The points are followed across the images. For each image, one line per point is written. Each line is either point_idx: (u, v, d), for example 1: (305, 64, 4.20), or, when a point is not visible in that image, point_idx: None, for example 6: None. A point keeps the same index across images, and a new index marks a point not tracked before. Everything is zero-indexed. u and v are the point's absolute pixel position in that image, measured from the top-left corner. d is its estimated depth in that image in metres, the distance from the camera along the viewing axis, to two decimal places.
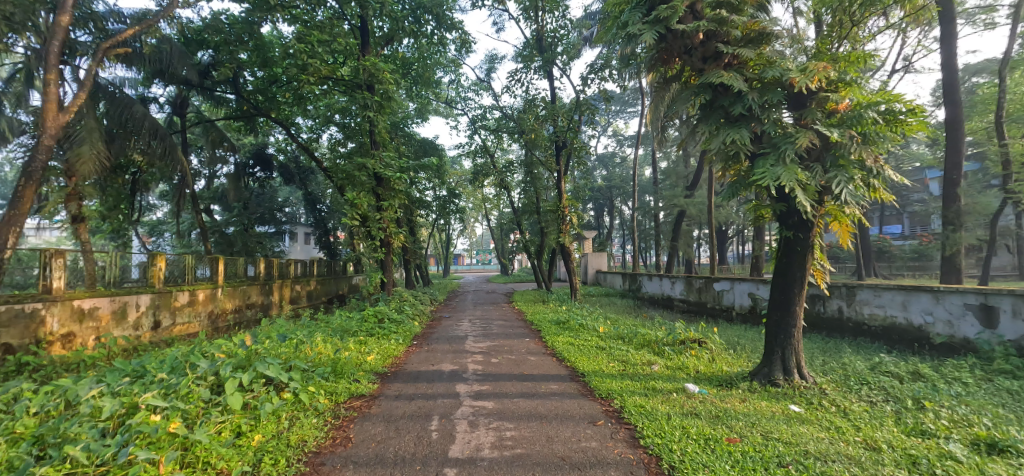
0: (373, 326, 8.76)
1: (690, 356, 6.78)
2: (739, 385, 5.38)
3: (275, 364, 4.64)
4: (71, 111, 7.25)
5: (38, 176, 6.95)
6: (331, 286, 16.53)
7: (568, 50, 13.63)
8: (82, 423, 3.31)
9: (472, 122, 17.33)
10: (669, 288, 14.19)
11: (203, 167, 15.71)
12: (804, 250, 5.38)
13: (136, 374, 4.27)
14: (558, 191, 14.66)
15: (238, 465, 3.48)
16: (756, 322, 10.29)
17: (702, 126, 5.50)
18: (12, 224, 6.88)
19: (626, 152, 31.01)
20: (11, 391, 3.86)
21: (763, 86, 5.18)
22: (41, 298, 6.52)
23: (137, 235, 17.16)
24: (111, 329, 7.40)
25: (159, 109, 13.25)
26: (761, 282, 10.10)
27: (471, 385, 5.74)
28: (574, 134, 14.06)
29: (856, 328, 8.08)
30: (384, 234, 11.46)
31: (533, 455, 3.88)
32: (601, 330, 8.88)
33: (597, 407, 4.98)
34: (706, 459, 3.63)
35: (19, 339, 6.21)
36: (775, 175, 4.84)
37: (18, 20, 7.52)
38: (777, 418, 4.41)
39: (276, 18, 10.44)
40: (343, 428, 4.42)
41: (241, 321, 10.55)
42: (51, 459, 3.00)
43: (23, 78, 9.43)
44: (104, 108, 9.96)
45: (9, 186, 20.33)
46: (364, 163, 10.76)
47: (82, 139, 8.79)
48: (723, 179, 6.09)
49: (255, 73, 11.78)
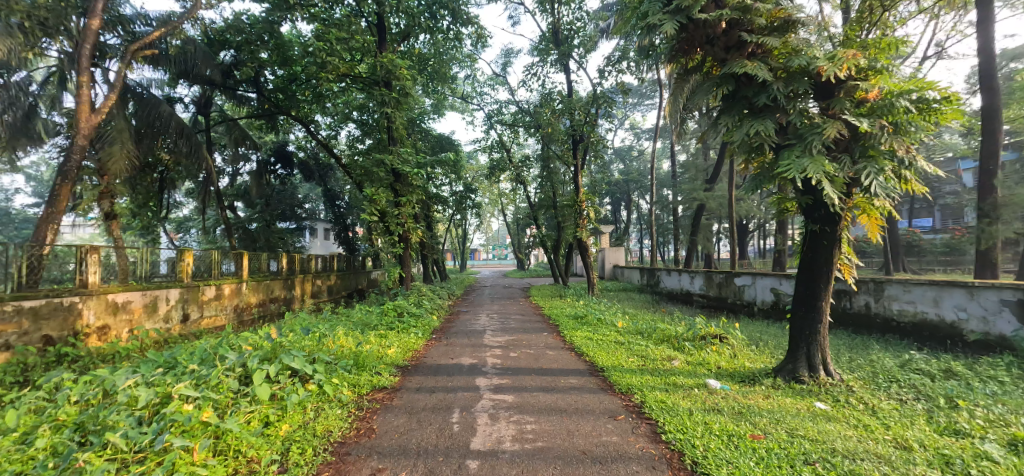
0: (392, 320, 8.89)
1: (711, 352, 6.72)
2: (762, 381, 5.29)
3: (300, 357, 4.75)
4: (103, 112, 7.51)
5: (72, 176, 7.25)
6: (350, 282, 16.77)
7: (585, 43, 13.47)
8: (119, 411, 3.41)
9: (488, 117, 17.42)
10: (688, 282, 14.04)
11: (226, 164, 16.26)
12: (831, 244, 5.25)
13: (168, 365, 4.43)
14: (575, 185, 14.53)
15: (268, 453, 3.58)
16: (779, 317, 10.08)
17: (724, 118, 5.40)
18: (50, 221, 7.28)
19: (643, 145, 30.81)
20: (53, 381, 4.02)
21: (789, 75, 5.06)
22: (78, 292, 6.70)
23: (164, 231, 17.69)
24: (143, 322, 7.65)
25: (184, 108, 13.63)
26: (785, 277, 9.89)
27: (490, 379, 5.78)
28: (591, 128, 13.88)
29: (884, 324, 7.88)
30: (402, 229, 11.58)
31: (555, 449, 3.89)
32: (618, 325, 8.84)
33: (618, 401, 4.96)
34: (729, 456, 3.60)
35: (58, 331, 6.41)
36: (801, 166, 4.73)
37: (51, 25, 7.82)
38: (803, 415, 4.33)
39: (294, 17, 10.81)
40: (367, 419, 4.49)
41: (264, 314, 10.86)
42: (92, 445, 3.11)
43: (56, 81, 9.79)
44: (133, 108, 10.25)
45: (49, 187, 21.33)
46: (382, 159, 10.88)
47: (113, 140, 9.04)
48: (745, 171, 6.03)
49: (275, 72, 11.98)
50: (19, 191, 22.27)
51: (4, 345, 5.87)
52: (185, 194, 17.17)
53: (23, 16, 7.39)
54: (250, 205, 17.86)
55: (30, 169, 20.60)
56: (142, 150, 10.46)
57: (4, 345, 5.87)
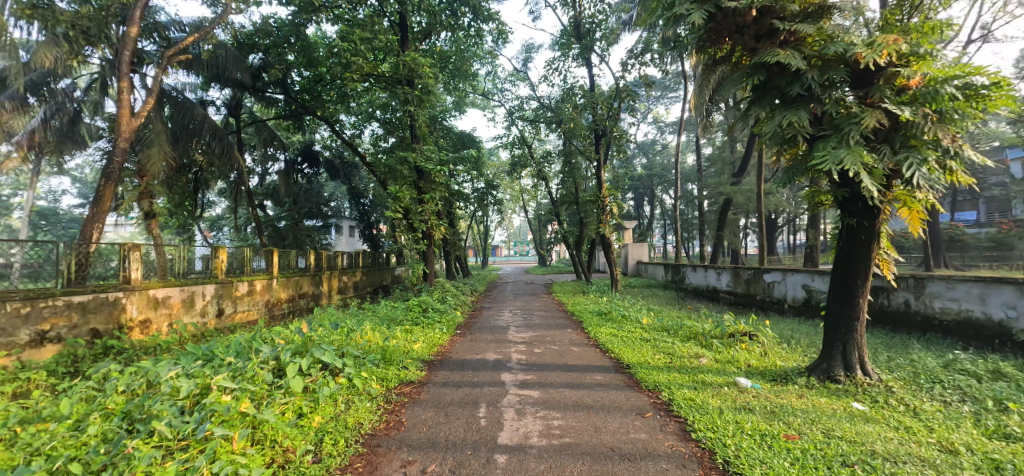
0: (417, 315, 9.01)
1: (741, 350, 6.58)
2: (795, 380, 5.16)
3: (330, 350, 4.87)
4: (142, 116, 7.81)
5: (115, 177, 7.57)
6: (375, 278, 17.03)
7: (607, 35, 13.28)
8: (163, 401, 3.54)
9: (509, 113, 17.41)
10: (714, 279, 13.78)
11: (256, 164, 16.68)
12: (869, 239, 5.07)
13: (206, 357, 4.59)
14: (597, 180, 14.38)
15: (303, 444, 3.67)
16: (811, 314, 9.80)
17: (755, 109, 5.25)
18: (95, 220, 7.60)
19: (667, 139, 30.32)
20: (102, 370, 4.22)
21: (823, 63, 4.90)
22: (121, 288, 6.98)
23: (198, 230, 18.31)
24: (182, 316, 7.94)
25: (216, 111, 14.04)
26: (817, 273, 9.60)
27: (515, 374, 5.80)
28: (614, 122, 13.67)
29: (924, 323, 7.60)
30: (426, 226, 11.69)
31: (583, 445, 3.88)
32: (643, 321, 8.74)
33: (645, 399, 4.91)
34: (763, 456, 3.53)
35: (105, 325, 6.69)
36: (837, 157, 4.59)
37: (94, 33, 8.13)
38: (840, 415, 4.21)
39: (320, 19, 11.00)
40: (395, 412, 4.56)
41: (294, 309, 11.14)
42: (140, 433, 3.24)
43: (98, 88, 10.20)
44: (169, 111, 10.64)
45: (93, 188, 22.35)
46: (405, 157, 10.98)
47: (152, 142, 9.40)
48: (775, 163, 5.86)
49: (302, 73, 12.25)
50: (65, 193, 23.39)
51: (56, 338, 6.13)
52: (217, 194, 17.71)
53: (68, 25, 7.75)
54: (279, 203, 18.30)
55: (75, 171, 21.51)
56: (177, 151, 10.82)
57: (56, 337, 6.13)
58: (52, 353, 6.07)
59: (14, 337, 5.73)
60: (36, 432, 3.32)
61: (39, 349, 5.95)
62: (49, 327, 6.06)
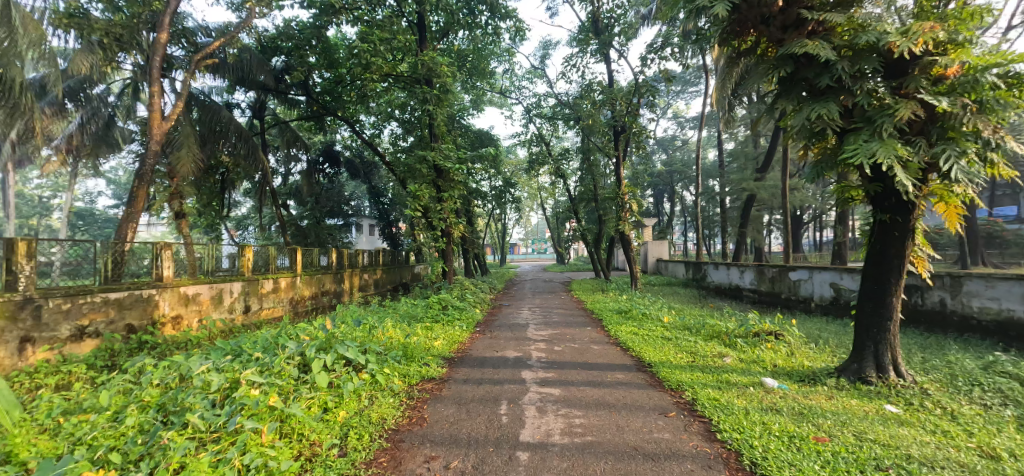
0: (437, 313, 9.07)
1: (766, 350, 6.45)
2: (824, 381, 5.04)
3: (353, 347, 4.94)
4: (172, 119, 8.04)
5: (147, 179, 7.80)
6: (395, 276, 17.20)
7: (626, 30, 13.13)
8: (195, 394, 3.64)
9: (527, 111, 17.39)
10: (737, 277, 13.53)
11: (279, 165, 17.01)
12: (903, 236, 4.90)
13: (235, 352, 4.71)
14: (616, 177, 14.23)
15: (329, 438, 3.74)
16: (840, 313, 9.55)
17: (782, 101, 5.12)
18: (129, 219, 7.83)
19: (687, 135, 29.91)
20: (137, 364, 4.37)
21: (854, 53, 4.75)
22: (154, 285, 7.19)
23: (225, 229, 18.75)
24: (211, 312, 8.17)
25: (241, 113, 14.36)
26: (846, 271, 9.35)
27: (536, 372, 5.78)
28: (633, 118, 13.47)
29: (962, 322, 7.32)
30: (445, 224, 11.75)
31: (605, 443, 3.86)
32: (664, 319, 8.65)
33: (668, 398, 4.85)
34: (792, 458, 3.45)
35: (140, 320, 6.91)
36: (869, 150, 4.44)
37: (126, 40, 8.39)
38: (872, 418, 4.09)
39: (340, 21, 11.15)
40: (418, 408, 4.60)
41: (317, 306, 11.35)
42: (174, 425, 3.34)
43: (130, 93, 10.53)
44: (197, 115, 10.92)
45: (127, 189, 23.16)
46: (424, 156, 11.04)
47: (181, 145, 9.67)
48: (803, 158, 5.71)
49: (323, 75, 12.44)
50: (101, 194, 24.29)
51: (94, 333, 6.33)
52: (242, 194, 18.10)
53: (102, 33, 8.00)
54: (302, 203, 18.64)
55: (110, 173, 22.32)
56: (205, 152, 11.09)
57: (94, 332, 6.33)
58: (90, 347, 6.27)
59: (56, 331, 5.92)
60: (77, 423, 3.44)
61: (79, 343, 6.15)
62: (88, 322, 6.26)
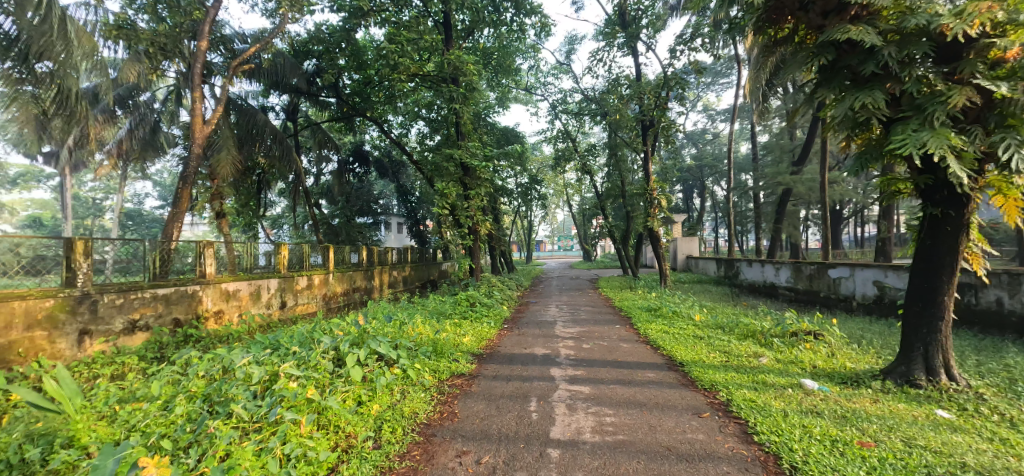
0: (465, 309, 9.14)
1: (805, 350, 6.22)
2: (869, 384, 4.83)
3: (385, 342, 5.04)
4: (212, 123, 8.32)
5: (190, 180, 8.11)
6: (423, 272, 17.40)
7: (654, 22, 12.86)
8: (237, 386, 3.76)
9: (553, 107, 17.27)
10: (773, 275, 13.11)
11: (311, 165, 17.40)
12: (956, 230, 4.65)
13: (273, 346, 4.86)
14: (645, 172, 13.99)
15: (363, 430, 3.80)
16: (884, 313, 9.15)
17: (822, 91, 4.91)
18: (174, 219, 8.15)
19: (718, 128, 29.20)
20: (185, 357, 4.56)
21: (902, 38, 4.52)
22: (198, 281, 7.47)
23: (261, 228, 19.36)
24: (250, 308, 8.46)
25: (275, 115, 14.76)
26: (892, 268, 8.94)
27: (565, 370, 5.75)
28: (662, 112, 13.17)
29: (1021, 324, 6.91)
30: (472, 222, 11.80)
31: (637, 443, 3.79)
32: (696, 318, 8.47)
33: (702, 398, 4.74)
34: (835, 463, 3.32)
35: (185, 315, 7.20)
36: (919, 140, 4.22)
37: (170, 49, 8.73)
38: (922, 423, 3.90)
39: (368, 23, 11.32)
40: (448, 403, 4.64)
41: (349, 302, 11.59)
42: (219, 414, 3.46)
43: (174, 99, 10.97)
44: (235, 118, 11.29)
45: (172, 191, 24.23)
46: (451, 154, 11.08)
47: (221, 147, 10.04)
48: (845, 149, 5.47)
49: (352, 77, 12.67)
50: (147, 195, 25.44)
51: (145, 326, 6.63)
52: (276, 193, 18.63)
53: (148, 43, 8.33)
54: (333, 201, 19.05)
55: (156, 175, 23.32)
56: (243, 154, 11.45)
57: (145, 325, 6.63)
58: (141, 340, 6.57)
59: (111, 325, 6.21)
60: (131, 411, 3.60)
61: (131, 336, 6.45)
62: (139, 316, 6.55)
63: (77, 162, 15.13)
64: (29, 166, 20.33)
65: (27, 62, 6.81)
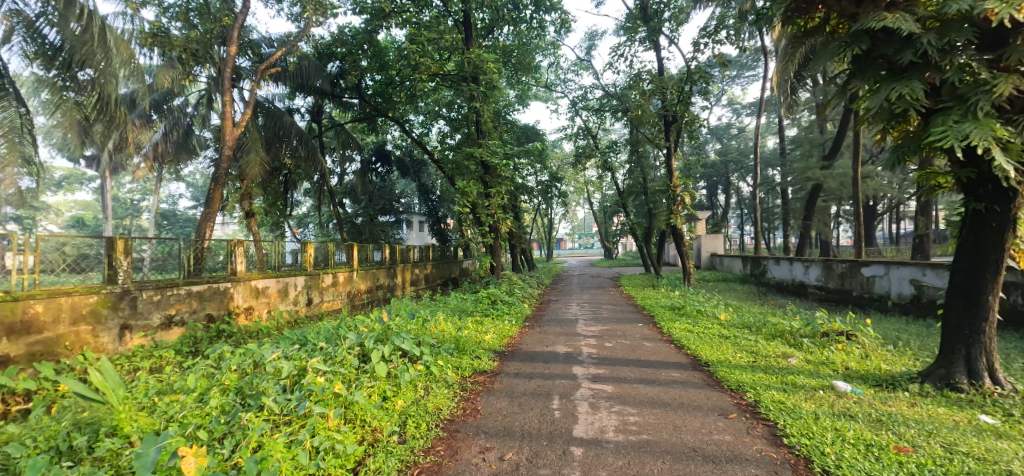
0: (487, 307, 9.16)
1: (836, 351, 6.02)
2: (906, 387, 4.65)
3: (408, 339, 5.08)
4: (241, 125, 8.53)
5: (221, 181, 8.33)
6: (444, 270, 17.51)
7: (676, 15, 12.62)
8: (268, 380, 3.84)
9: (573, 104, 17.13)
10: (802, 273, 12.77)
11: (335, 165, 17.66)
12: (1002, 226, 4.44)
13: (300, 341, 4.96)
14: (667, 169, 13.78)
15: (388, 425, 3.83)
16: (922, 313, 8.81)
17: (856, 82, 4.73)
18: (207, 219, 8.38)
19: (744, 122, 28.55)
20: (218, 351, 4.68)
21: (942, 24, 4.32)
22: (229, 279, 7.67)
23: (288, 227, 19.77)
24: (278, 304, 8.64)
25: (301, 117, 15.05)
26: (930, 266, 8.60)
27: (587, 368, 5.70)
28: (685, 107, 12.91)
29: None
30: (492, 221, 11.81)
31: (661, 443, 3.73)
32: (721, 317, 8.30)
33: (728, 399, 4.64)
34: (870, 468, 3.21)
35: (218, 310, 7.40)
36: (961, 132, 4.04)
37: (202, 55, 8.96)
38: (964, 428, 3.73)
39: (389, 24, 11.43)
40: (471, 400, 4.65)
41: (372, 300, 11.74)
42: (251, 407, 3.54)
43: (205, 103, 11.29)
44: (262, 120, 11.54)
45: (204, 191, 25.03)
46: (472, 152, 11.07)
47: (250, 149, 10.30)
48: (880, 142, 5.27)
49: (374, 78, 12.82)
50: (181, 196, 26.31)
51: (180, 322, 6.84)
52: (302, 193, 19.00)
53: (181, 50, 8.55)
54: (356, 200, 19.32)
55: (189, 177, 24.08)
56: (270, 155, 11.69)
57: (180, 321, 6.84)
58: (177, 335, 6.78)
59: (149, 320, 6.42)
60: (169, 402, 3.72)
61: (168, 331, 6.65)
62: (175, 312, 6.76)
63: (116, 165, 15.73)
64: (71, 170, 21.23)
65: (70, 70, 7.11)
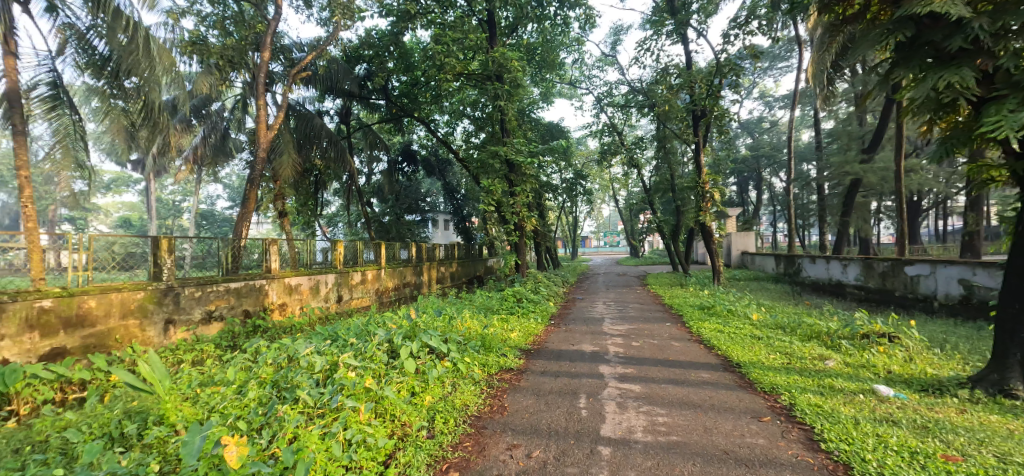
0: (512, 305, 9.14)
1: (878, 354, 5.78)
2: (954, 393, 4.42)
3: (436, 336, 5.11)
4: (274, 128, 8.75)
5: (256, 183, 8.57)
6: (470, 269, 17.59)
7: (704, 7, 12.32)
8: (302, 374, 3.92)
9: (598, 100, 16.93)
10: (839, 272, 12.31)
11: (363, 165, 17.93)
12: None
13: (332, 337, 5.06)
14: (695, 165, 13.49)
15: (417, 420, 3.86)
16: (972, 315, 8.38)
17: (899, 71, 4.52)
18: (243, 218, 8.63)
19: (776, 116, 27.70)
20: (255, 345, 4.83)
21: (995, 8, 4.08)
22: (264, 276, 7.88)
23: (318, 226, 20.21)
24: (310, 301, 8.83)
25: (330, 119, 15.37)
26: (980, 265, 8.18)
27: (614, 367, 5.62)
28: (714, 101, 12.59)
29: None
30: (517, 219, 11.78)
31: (692, 445, 3.65)
32: (753, 317, 8.08)
33: (762, 401, 4.50)
34: None
35: (254, 306, 7.62)
36: (1017, 121, 3.80)
37: (238, 61, 9.24)
38: (1019, 437, 3.52)
39: (415, 26, 11.54)
40: (498, 397, 4.64)
41: (400, 297, 11.88)
42: (287, 399, 3.63)
43: (240, 107, 11.63)
44: (293, 123, 11.80)
45: (240, 192, 25.85)
46: (496, 151, 11.05)
47: (282, 151, 10.57)
48: (925, 134, 5.02)
49: (400, 79, 12.97)
50: (218, 197, 27.25)
51: (219, 316, 7.06)
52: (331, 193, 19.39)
53: (218, 57, 8.82)
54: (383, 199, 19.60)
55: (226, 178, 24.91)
56: (301, 156, 11.95)
57: (219, 316, 7.06)
58: (216, 329, 7.01)
59: (191, 315, 6.64)
60: (210, 394, 3.85)
61: (208, 325, 6.89)
62: (214, 307, 6.98)
63: (158, 168, 16.40)
64: (119, 172, 22.24)
65: (117, 79, 7.41)
